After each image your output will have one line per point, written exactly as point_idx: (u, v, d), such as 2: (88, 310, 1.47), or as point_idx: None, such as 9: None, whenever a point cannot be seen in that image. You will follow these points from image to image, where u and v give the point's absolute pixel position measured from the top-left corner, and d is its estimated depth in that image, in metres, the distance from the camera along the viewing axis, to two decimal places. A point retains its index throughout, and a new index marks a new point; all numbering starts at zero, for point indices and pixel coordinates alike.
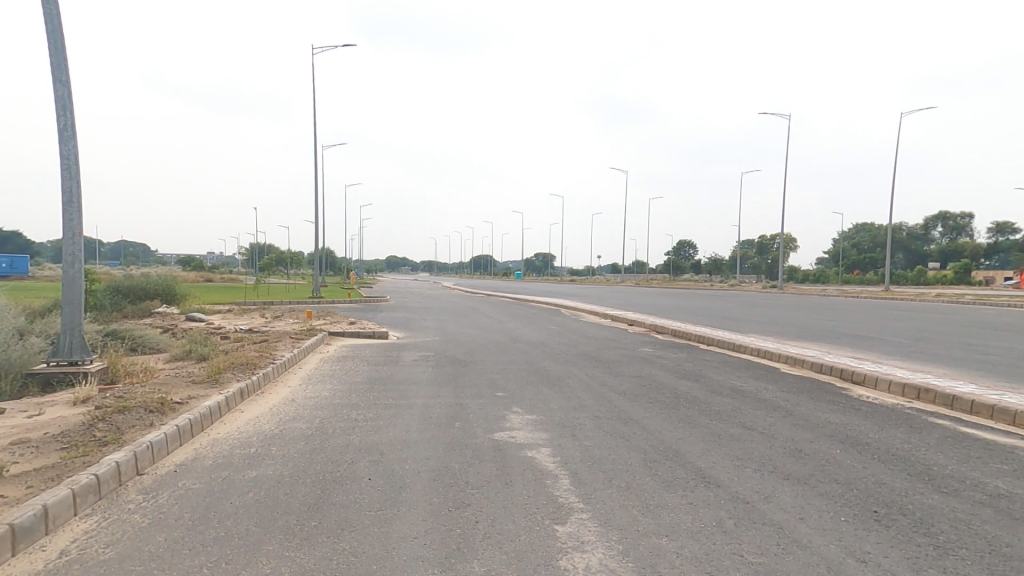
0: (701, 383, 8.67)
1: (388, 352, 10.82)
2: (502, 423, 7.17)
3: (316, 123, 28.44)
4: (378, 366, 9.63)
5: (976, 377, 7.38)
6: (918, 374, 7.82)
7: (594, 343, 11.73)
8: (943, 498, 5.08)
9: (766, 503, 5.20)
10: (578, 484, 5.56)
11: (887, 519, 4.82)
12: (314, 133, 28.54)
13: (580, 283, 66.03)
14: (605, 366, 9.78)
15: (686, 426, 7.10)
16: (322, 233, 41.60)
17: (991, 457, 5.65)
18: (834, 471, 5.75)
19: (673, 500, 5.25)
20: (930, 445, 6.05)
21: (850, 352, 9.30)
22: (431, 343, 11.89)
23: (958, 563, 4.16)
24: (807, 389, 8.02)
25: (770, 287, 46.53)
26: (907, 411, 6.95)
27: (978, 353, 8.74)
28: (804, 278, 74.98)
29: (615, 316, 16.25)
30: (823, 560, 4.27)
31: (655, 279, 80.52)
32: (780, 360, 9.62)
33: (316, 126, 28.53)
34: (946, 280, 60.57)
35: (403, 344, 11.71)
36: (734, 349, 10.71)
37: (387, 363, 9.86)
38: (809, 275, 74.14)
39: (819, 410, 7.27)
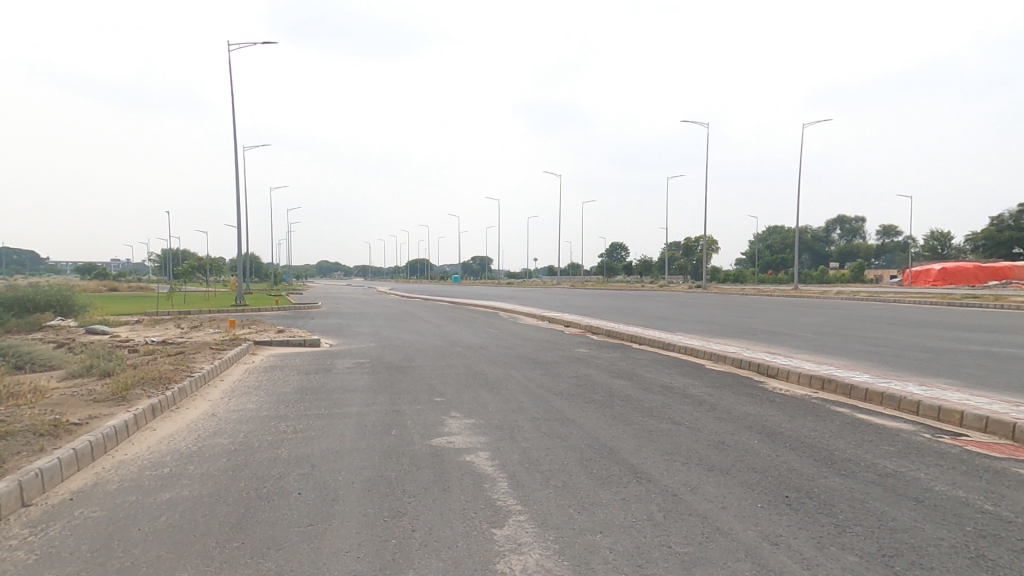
0: (633, 381, 8.99)
1: (321, 360, 10.45)
2: (440, 428, 7.10)
3: (235, 122, 27.27)
4: (309, 374, 9.28)
5: (870, 367, 8.12)
6: (823, 366, 8.50)
7: (531, 345, 11.86)
8: (842, 480, 5.57)
9: (691, 494, 5.49)
10: (516, 486, 5.62)
11: (796, 503, 5.23)
12: (234, 135, 27.35)
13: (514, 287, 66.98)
14: (543, 367, 9.94)
15: (620, 424, 7.31)
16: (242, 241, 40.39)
17: (881, 439, 6.25)
18: (751, 460, 6.16)
19: (606, 497, 5.43)
20: (832, 431, 6.60)
21: (765, 347, 9.96)
22: (367, 349, 11.63)
23: (853, 540, 4.58)
24: (728, 384, 8.51)
25: (692, 288, 49.31)
26: (813, 400, 7.55)
27: (873, 346, 9.59)
28: (727, 278, 79.97)
29: (550, 318, 16.53)
30: (741, 546, 4.55)
31: (589, 280, 83.24)
32: (704, 356, 10.15)
33: (235, 126, 27.37)
34: (847, 277, 66.41)
35: (336, 351, 11.34)
36: (663, 347, 11.21)
37: (318, 371, 9.53)
38: (730, 275, 79.17)
39: (739, 403, 7.73)
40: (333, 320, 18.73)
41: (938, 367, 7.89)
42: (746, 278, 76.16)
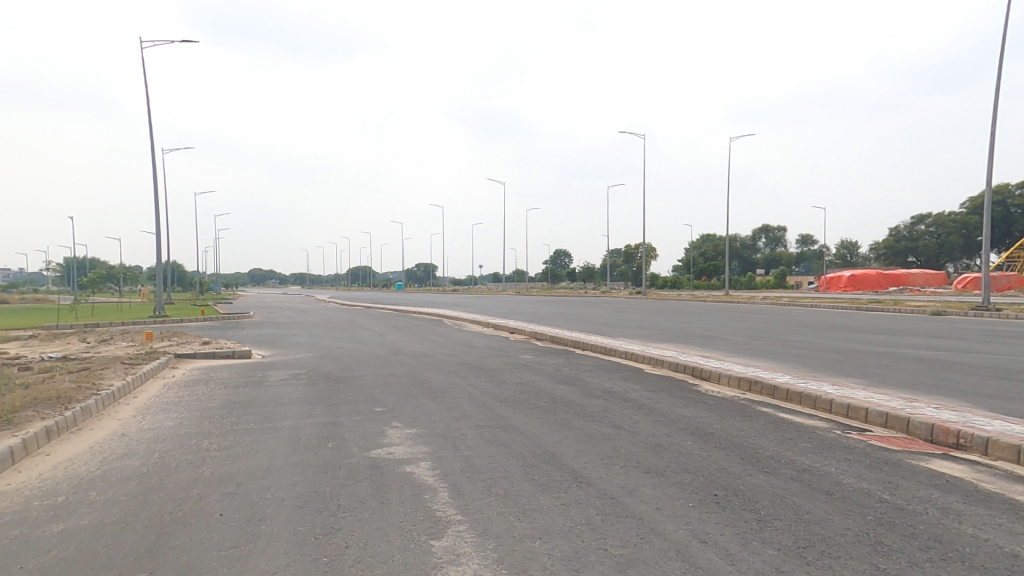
0: (576, 387, 9.09)
1: (251, 373, 9.97)
2: (380, 439, 6.91)
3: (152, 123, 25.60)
4: (238, 388, 8.83)
5: (792, 368, 8.59)
6: (751, 368, 8.91)
7: (476, 352, 11.78)
8: (766, 477, 5.84)
9: (629, 497, 5.57)
10: (457, 496, 5.50)
11: (725, 501, 5.42)
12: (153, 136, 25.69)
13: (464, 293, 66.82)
14: (487, 374, 9.90)
15: (563, 428, 7.31)
16: (166, 247, 38.08)
17: (800, 437, 6.61)
18: (685, 460, 6.34)
19: (547, 502, 5.43)
20: (758, 430, 6.91)
21: (700, 351, 10.35)
22: (304, 359, 11.21)
23: (775, 533, 4.80)
24: (664, 387, 8.76)
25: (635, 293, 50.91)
26: (741, 401, 7.89)
27: (795, 348, 10.17)
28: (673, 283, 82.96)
29: (495, 325, 16.53)
30: (674, 545, 4.66)
31: (540, 286, 84.19)
32: (644, 360, 10.43)
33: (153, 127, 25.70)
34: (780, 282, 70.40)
35: (270, 363, 10.86)
36: (605, 352, 11.44)
37: (249, 385, 9.09)
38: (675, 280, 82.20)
39: (674, 405, 7.97)
40: (270, 330, 17.86)
41: (850, 367, 8.46)
42: (689, 283, 79.29)
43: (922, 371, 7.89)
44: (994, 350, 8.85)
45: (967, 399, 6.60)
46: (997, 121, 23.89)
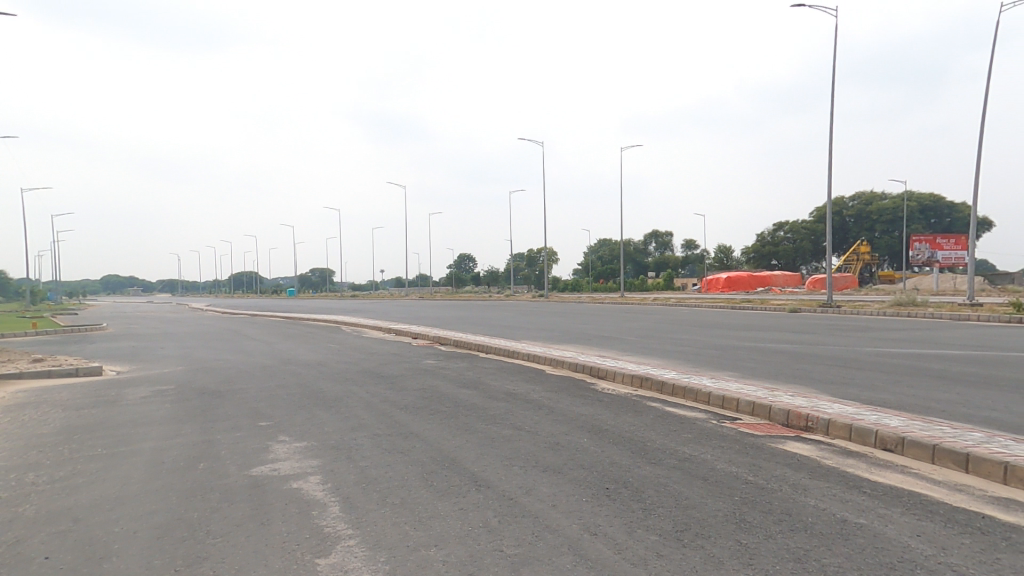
0: (478, 391, 9.06)
1: (103, 393, 8.80)
2: (263, 456, 6.36)
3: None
4: (84, 411, 7.75)
5: (677, 365, 9.24)
6: (642, 366, 9.46)
7: (376, 360, 11.32)
8: (652, 467, 6.18)
9: (527, 496, 5.54)
10: (349, 508, 5.10)
11: (615, 494, 5.64)
12: None
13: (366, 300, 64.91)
14: (386, 382, 9.55)
15: (464, 433, 7.16)
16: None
17: (682, 428, 7.11)
18: (581, 457, 6.51)
19: (444, 509, 5.18)
20: (647, 424, 7.32)
21: (596, 351, 10.82)
22: (173, 374, 10.12)
23: (658, 520, 5.09)
24: (564, 387, 9.02)
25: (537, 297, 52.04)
26: (633, 398, 8.32)
27: (679, 346, 10.97)
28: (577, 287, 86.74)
29: (397, 331, 16.07)
30: (566, 540, 4.75)
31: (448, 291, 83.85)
32: (545, 362, 10.70)
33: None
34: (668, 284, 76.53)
35: (129, 381, 9.66)
36: (508, 355, 11.58)
37: (99, 406, 8.01)
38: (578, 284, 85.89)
39: (572, 404, 8.21)
40: (134, 344, 15.78)
41: (726, 361, 9.26)
42: (589, 287, 83.41)
43: (781, 362, 8.88)
44: (834, 342, 10.25)
45: (814, 385, 7.55)
46: (831, 144, 27.95)
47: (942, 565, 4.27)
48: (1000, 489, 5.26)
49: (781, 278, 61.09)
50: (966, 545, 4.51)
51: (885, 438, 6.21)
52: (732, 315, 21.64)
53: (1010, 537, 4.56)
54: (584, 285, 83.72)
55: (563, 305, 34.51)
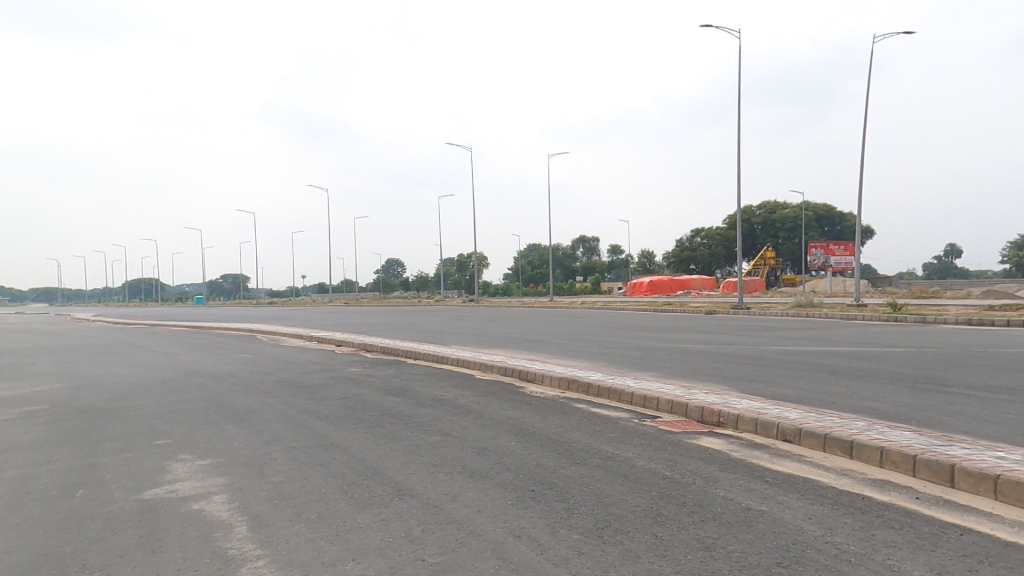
0: (405, 398, 8.88)
1: None
2: (162, 477, 5.87)
3: None
4: None
5: (602, 366, 9.55)
6: (569, 368, 9.68)
7: (298, 370, 10.78)
8: (577, 468, 6.32)
9: (452, 502, 5.45)
10: (257, 528, 4.81)
11: (540, 496, 5.71)
12: None
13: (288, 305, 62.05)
14: (306, 392, 9.14)
15: (388, 442, 6.97)
16: None
17: (606, 428, 7.35)
18: (508, 460, 6.53)
19: (364, 521, 4.99)
20: (573, 425, 7.49)
21: (526, 355, 10.96)
22: (51, 393, 9.10)
23: (580, 519, 5.21)
24: (493, 392, 9.05)
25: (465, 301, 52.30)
26: (560, 400, 8.49)
27: (605, 348, 11.35)
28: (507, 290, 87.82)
29: (320, 338, 15.44)
30: (489, 545, 4.74)
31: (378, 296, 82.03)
32: (475, 367, 10.69)
33: None
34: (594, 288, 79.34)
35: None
36: (437, 360, 11.46)
37: None
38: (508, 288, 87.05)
39: (501, 408, 8.25)
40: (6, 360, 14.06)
41: (647, 362, 9.70)
42: (520, 290, 84.78)
43: (697, 362, 9.42)
44: (743, 342, 11.02)
45: (725, 383, 8.06)
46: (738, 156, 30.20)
47: (829, 544, 4.70)
48: (878, 471, 5.89)
49: (699, 281, 65.05)
50: (849, 524, 5.00)
51: (785, 430, 6.75)
52: (654, 318, 22.74)
53: (884, 515, 5.11)
54: (515, 289, 84.96)
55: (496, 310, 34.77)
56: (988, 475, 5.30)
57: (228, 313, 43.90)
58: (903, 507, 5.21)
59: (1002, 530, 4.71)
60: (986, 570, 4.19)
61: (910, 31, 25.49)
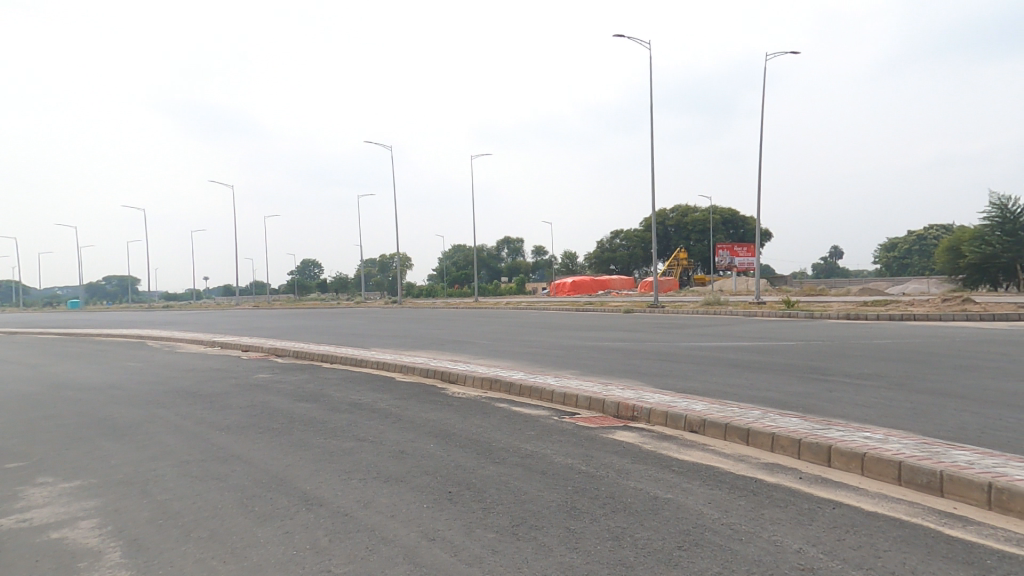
0: (319, 403, 8.53)
1: None
2: (23, 505, 5.24)
3: None
4: None
5: (523, 365, 9.70)
6: (492, 368, 9.74)
7: (199, 378, 10.03)
8: (496, 467, 6.35)
9: (364, 509, 5.28)
10: (137, 552, 4.42)
11: (457, 497, 5.67)
12: None
13: (194, 309, 57.74)
14: (207, 402, 8.53)
15: (297, 450, 6.65)
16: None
17: (526, 426, 7.45)
18: (426, 462, 6.44)
19: (264, 535, 4.72)
20: (494, 425, 7.53)
21: (448, 356, 10.91)
22: None
23: (495, 518, 5.23)
24: (413, 394, 8.91)
25: (389, 304, 51.20)
26: (482, 400, 8.52)
27: (526, 347, 11.55)
28: (430, 292, 86.82)
29: (227, 343, 14.44)
30: (401, 550, 4.63)
31: (297, 298, 78.41)
32: (395, 370, 10.48)
33: None
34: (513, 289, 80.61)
35: None
36: (355, 364, 11.12)
37: None
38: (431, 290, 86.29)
39: (421, 411, 8.13)
40: None
41: (566, 360, 9.97)
42: (442, 291, 84.33)
43: (613, 359, 9.79)
44: (655, 339, 11.60)
45: (638, 378, 8.44)
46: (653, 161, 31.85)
47: (724, 525, 5.04)
48: (770, 455, 6.43)
49: (619, 281, 68.06)
50: (743, 505, 5.40)
51: (691, 421, 7.18)
52: (577, 317, 23.44)
53: (773, 495, 5.56)
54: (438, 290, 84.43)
55: (422, 311, 34.35)
56: (858, 453, 5.99)
57: (120, 319, 40.08)
58: (790, 487, 5.71)
59: (868, 502, 5.30)
60: (854, 539, 4.67)
61: (797, 52, 27.39)
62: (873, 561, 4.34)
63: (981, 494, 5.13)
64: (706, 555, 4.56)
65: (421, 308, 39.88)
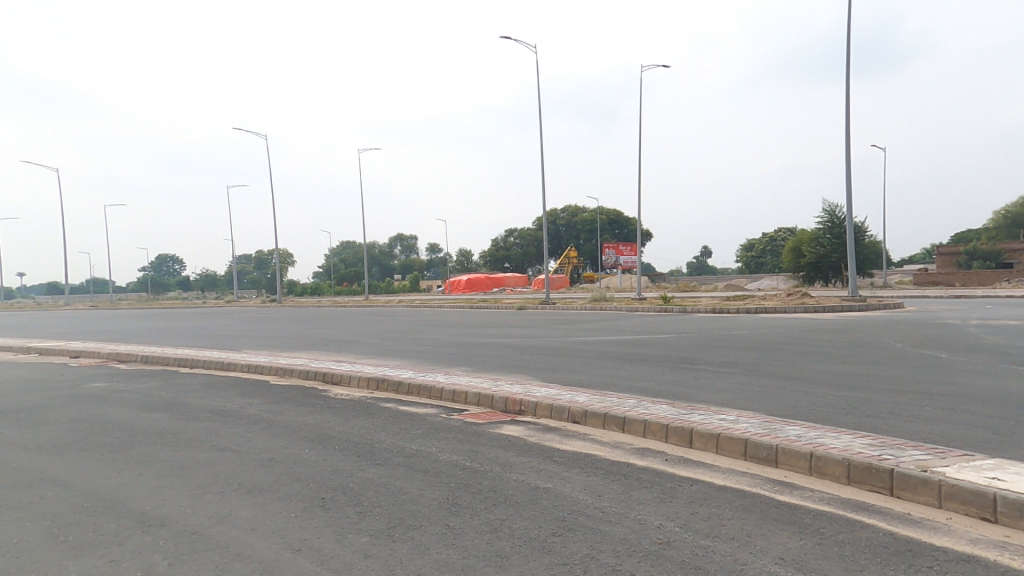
0: (171, 413, 7.66)
1: None
2: None
3: None
4: None
5: (412, 364, 9.49)
6: (379, 368, 9.42)
7: (14, 392, 8.55)
8: (376, 469, 6.10)
9: (217, 526, 4.79)
10: None
11: (330, 502, 5.34)
12: None
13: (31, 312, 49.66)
14: (20, 419, 7.29)
15: (139, 467, 5.90)
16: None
17: (412, 425, 7.28)
18: (297, 469, 6.02)
19: (81, 568, 4.09)
20: (377, 426, 7.26)
21: (331, 356, 10.39)
22: None
23: (370, 521, 5.00)
24: (289, 398, 8.34)
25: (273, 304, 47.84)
26: (368, 401, 8.21)
27: (415, 345, 11.35)
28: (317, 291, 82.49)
29: (54, 349, 12.51)
30: (258, 566, 4.25)
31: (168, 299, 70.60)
32: (270, 373, 9.77)
33: None
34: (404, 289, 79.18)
35: None
36: (222, 368, 10.22)
37: None
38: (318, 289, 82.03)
39: (297, 415, 7.63)
40: None
41: (455, 357, 9.95)
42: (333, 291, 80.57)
43: (502, 355, 9.93)
44: (542, 334, 11.93)
45: (525, 374, 8.61)
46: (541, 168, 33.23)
47: (597, 509, 5.26)
48: (641, 441, 6.88)
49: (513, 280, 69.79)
50: (613, 489, 5.68)
51: (574, 412, 7.45)
52: (472, 315, 23.51)
53: (641, 477, 5.92)
54: (325, 289, 80.39)
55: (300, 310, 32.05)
56: (713, 434, 6.59)
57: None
58: (657, 469, 6.12)
59: (722, 477, 5.83)
60: (706, 511, 5.10)
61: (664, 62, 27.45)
62: (719, 528, 4.77)
63: (805, 462, 5.89)
64: (579, 538, 4.71)
65: (304, 308, 37.69)
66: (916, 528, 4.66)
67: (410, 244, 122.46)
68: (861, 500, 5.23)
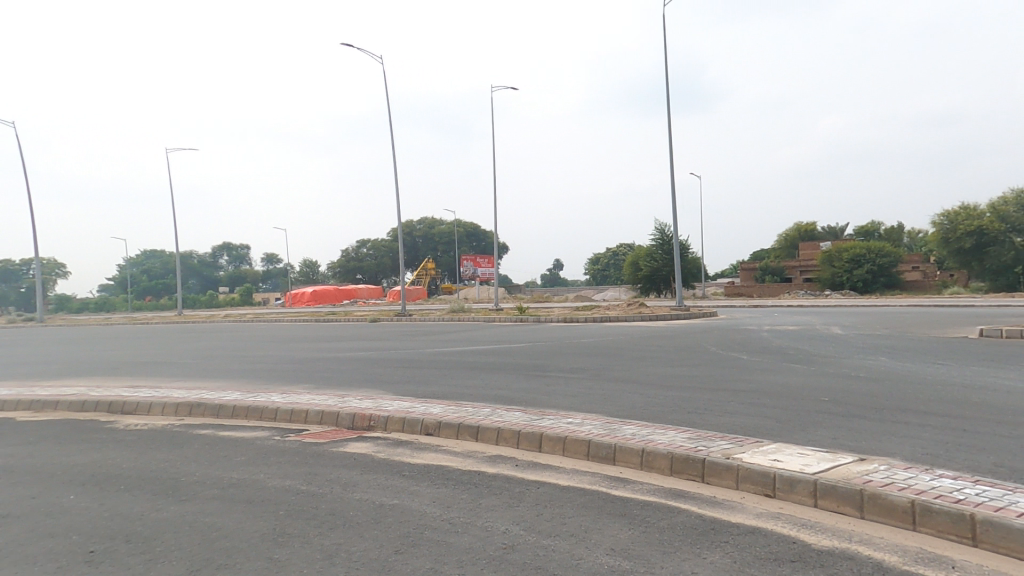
0: None
1: None
2: None
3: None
4: None
5: (241, 386, 8.61)
6: (195, 393, 8.43)
7: None
8: (180, 506, 5.27)
9: None
10: None
11: (101, 555, 4.38)
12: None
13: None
14: None
15: None
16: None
17: (235, 452, 6.57)
18: (50, 525, 4.83)
19: None
20: (187, 457, 6.40)
21: (133, 383, 9.38)
22: None
23: (162, 569, 4.23)
24: (56, 437, 7.02)
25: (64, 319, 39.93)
26: (175, 429, 7.31)
27: (253, 363, 10.41)
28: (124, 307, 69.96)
29: None
30: None
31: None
32: (42, 406, 8.56)
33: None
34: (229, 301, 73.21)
35: None
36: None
37: None
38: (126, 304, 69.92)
39: (70, 454, 6.46)
40: None
41: (293, 374, 9.29)
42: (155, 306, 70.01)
43: (352, 368, 9.52)
44: (400, 347, 11.62)
45: (376, 387, 8.28)
46: (398, 180, 32.95)
47: (444, 521, 5.20)
48: (494, 448, 7.03)
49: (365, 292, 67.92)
50: (463, 498, 5.69)
51: (427, 424, 7.34)
52: (328, 329, 22.10)
53: (491, 484, 6.03)
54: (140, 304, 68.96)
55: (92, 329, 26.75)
56: (561, 437, 6.98)
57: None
58: (507, 474, 6.29)
59: (566, 477, 6.20)
60: (550, 511, 5.35)
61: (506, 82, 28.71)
62: (560, 527, 5.04)
63: (637, 458, 6.52)
64: (424, 554, 4.59)
65: (102, 325, 32.08)
66: (720, 508, 5.41)
67: (241, 253, 112.72)
68: (680, 488, 5.94)
